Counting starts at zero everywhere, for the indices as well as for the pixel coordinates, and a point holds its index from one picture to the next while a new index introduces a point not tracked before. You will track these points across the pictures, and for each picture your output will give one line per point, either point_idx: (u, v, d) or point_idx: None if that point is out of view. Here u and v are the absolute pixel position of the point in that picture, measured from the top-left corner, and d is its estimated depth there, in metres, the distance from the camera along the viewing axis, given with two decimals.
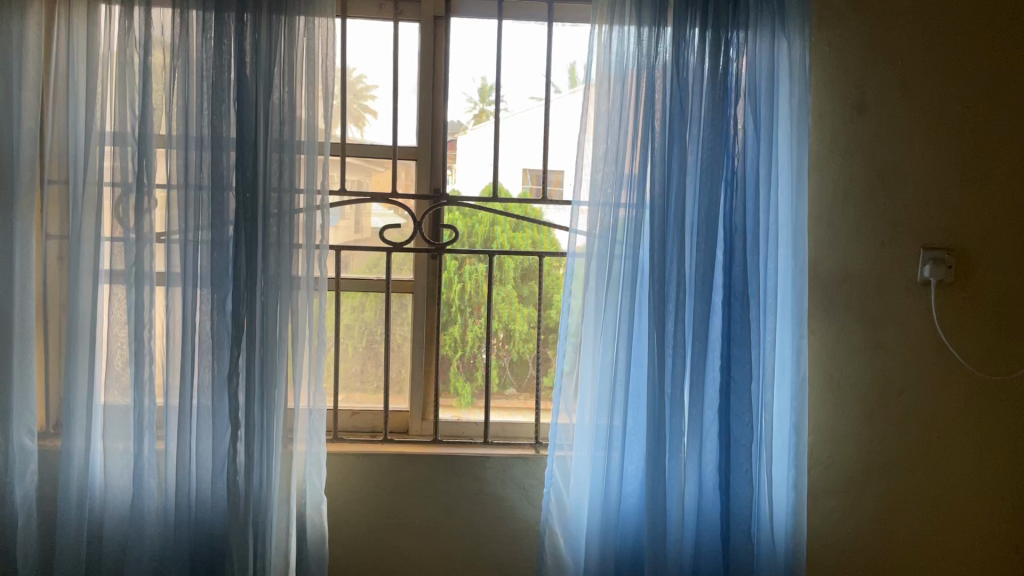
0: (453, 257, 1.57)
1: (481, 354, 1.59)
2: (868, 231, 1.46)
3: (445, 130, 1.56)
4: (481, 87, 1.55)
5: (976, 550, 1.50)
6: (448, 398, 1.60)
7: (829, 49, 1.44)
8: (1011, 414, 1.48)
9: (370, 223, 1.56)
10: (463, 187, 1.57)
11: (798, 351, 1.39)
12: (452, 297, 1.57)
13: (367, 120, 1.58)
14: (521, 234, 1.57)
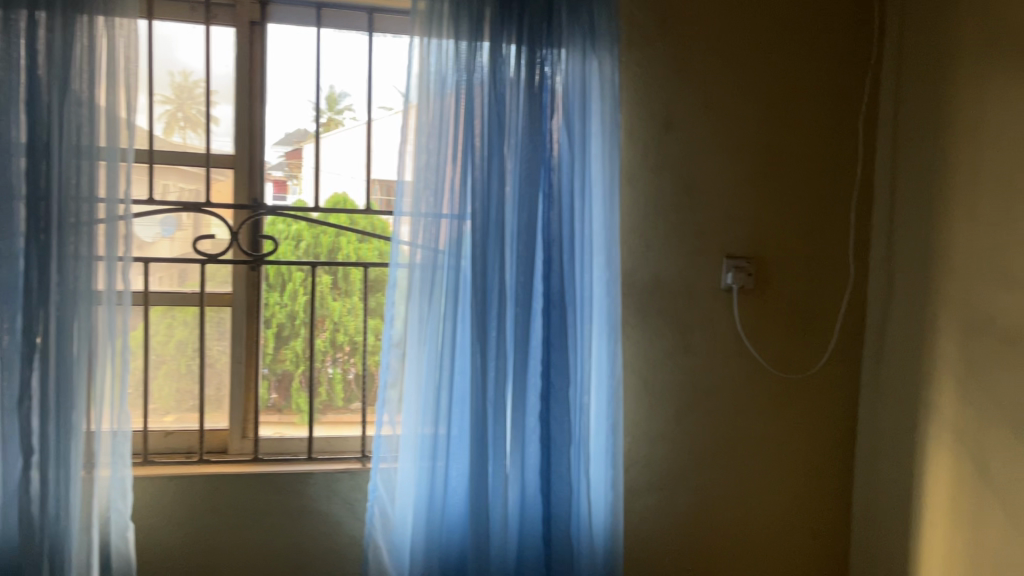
0: (299, 269, 1.53)
1: (326, 369, 1.55)
2: (677, 241, 1.54)
3: (291, 138, 1.53)
4: (329, 95, 1.53)
5: (779, 537, 1.62)
6: (289, 415, 1.56)
7: (639, 69, 1.51)
8: (805, 408, 1.61)
9: (208, 232, 1.50)
10: (308, 197, 1.54)
11: (613, 356, 1.45)
12: (297, 311, 1.54)
13: (208, 127, 1.51)
14: (367, 247, 1.56)
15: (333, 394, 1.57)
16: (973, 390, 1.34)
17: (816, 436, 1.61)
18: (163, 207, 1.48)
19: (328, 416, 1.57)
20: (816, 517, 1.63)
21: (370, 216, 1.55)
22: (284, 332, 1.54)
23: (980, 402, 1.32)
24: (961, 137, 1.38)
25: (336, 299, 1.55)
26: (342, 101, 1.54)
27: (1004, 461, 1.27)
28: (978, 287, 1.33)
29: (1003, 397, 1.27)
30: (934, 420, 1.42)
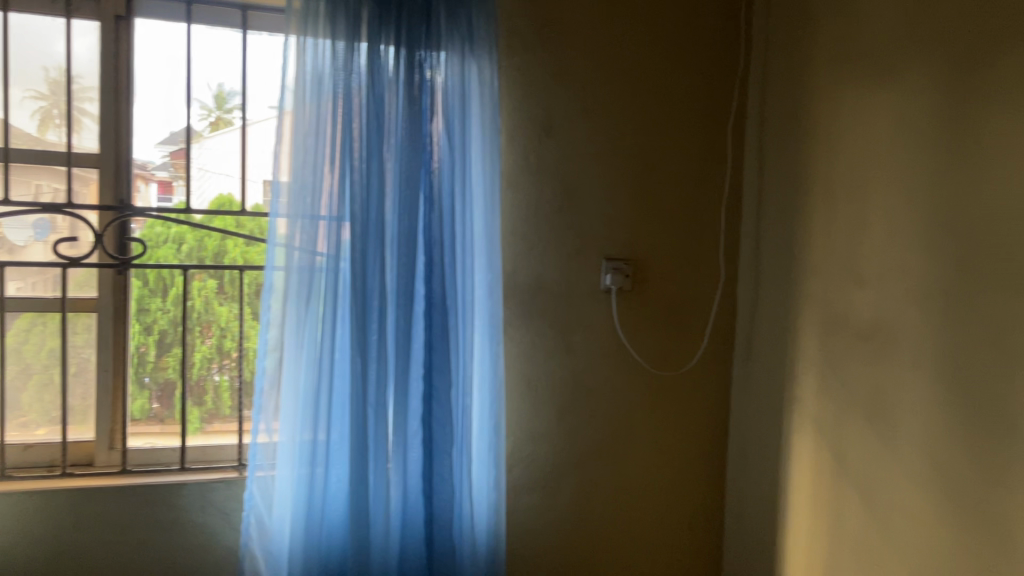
0: (181, 274, 1.49)
1: (211, 376, 1.51)
2: (557, 243, 1.57)
3: (176, 138, 1.48)
4: (218, 94, 1.49)
5: (657, 531, 1.67)
6: (172, 426, 1.51)
7: (519, 74, 1.54)
8: (682, 405, 1.66)
9: (87, 236, 1.44)
10: (193, 199, 1.49)
11: (495, 357, 1.46)
12: (181, 316, 1.49)
13: (84, 124, 1.45)
14: (254, 250, 1.52)
15: (220, 402, 1.52)
16: (832, 382, 1.42)
17: (692, 431, 1.68)
18: (28, 208, 1.41)
19: (214, 425, 1.53)
20: (692, 510, 1.69)
21: (258, 219, 1.52)
22: (166, 338, 1.49)
23: (837, 394, 1.40)
24: (820, 145, 1.46)
25: (222, 304, 1.51)
26: (232, 100, 1.50)
27: (858, 448, 1.35)
28: (836, 285, 1.42)
29: (857, 388, 1.36)
30: (798, 411, 1.50)
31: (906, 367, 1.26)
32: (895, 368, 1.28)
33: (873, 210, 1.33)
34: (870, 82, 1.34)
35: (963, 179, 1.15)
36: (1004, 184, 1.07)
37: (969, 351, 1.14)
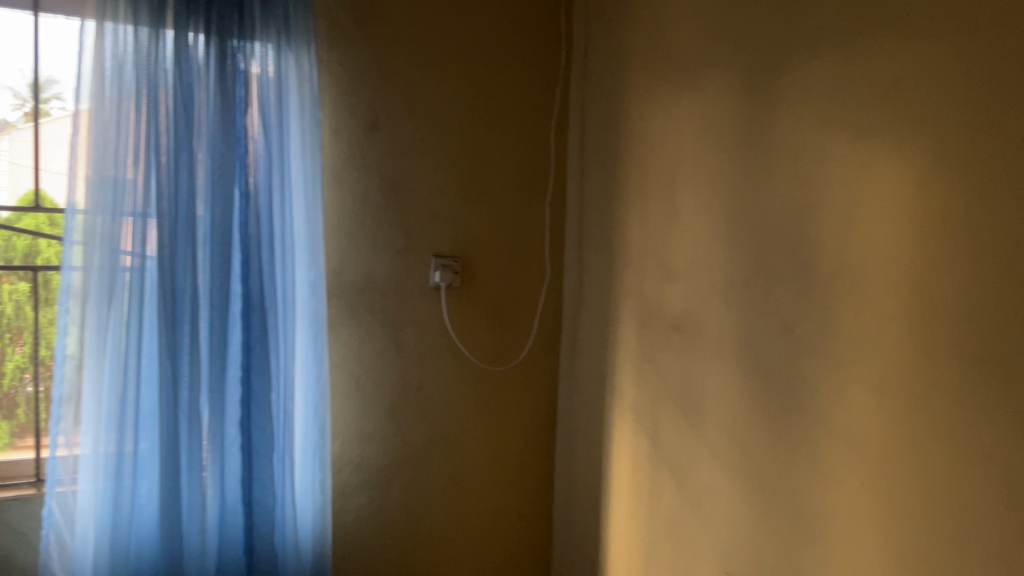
0: None
1: (24, 388, 1.40)
2: (385, 240, 1.55)
3: None
4: (34, 82, 1.39)
5: (489, 523, 1.70)
6: None
7: (342, 69, 1.51)
8: (512, 399, 1.70)
9: None
10: None
11: (319, 358, 1.43)
12: None
13: None
14: None
15: (33, 415, 1.41)
16: (650, 373, 1.49)
17: (523, 424, 1.72)
18: None
19: (27, 440, 1.42)
20: (522, 500, 1.73)
21: None
22: None
23: (654, 383, 1.48)
24: (639, 145, 1.53)
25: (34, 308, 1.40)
26: (46, 87, 1.40)
27: (673, 434, 1.43)
28: (653, 280, 1.49)
29: (672, 377, 1.44)
30: (619, 401, 1.57)
31: (714, 357, 1.34)
32: (704, 356, 1.36)
33: (686, 207, 1.41)
34: (683, 87, 1.42)
35: (765, 179, 1.24)
36: (801, 185, 1.17)
37: (768, 339, 1.23)
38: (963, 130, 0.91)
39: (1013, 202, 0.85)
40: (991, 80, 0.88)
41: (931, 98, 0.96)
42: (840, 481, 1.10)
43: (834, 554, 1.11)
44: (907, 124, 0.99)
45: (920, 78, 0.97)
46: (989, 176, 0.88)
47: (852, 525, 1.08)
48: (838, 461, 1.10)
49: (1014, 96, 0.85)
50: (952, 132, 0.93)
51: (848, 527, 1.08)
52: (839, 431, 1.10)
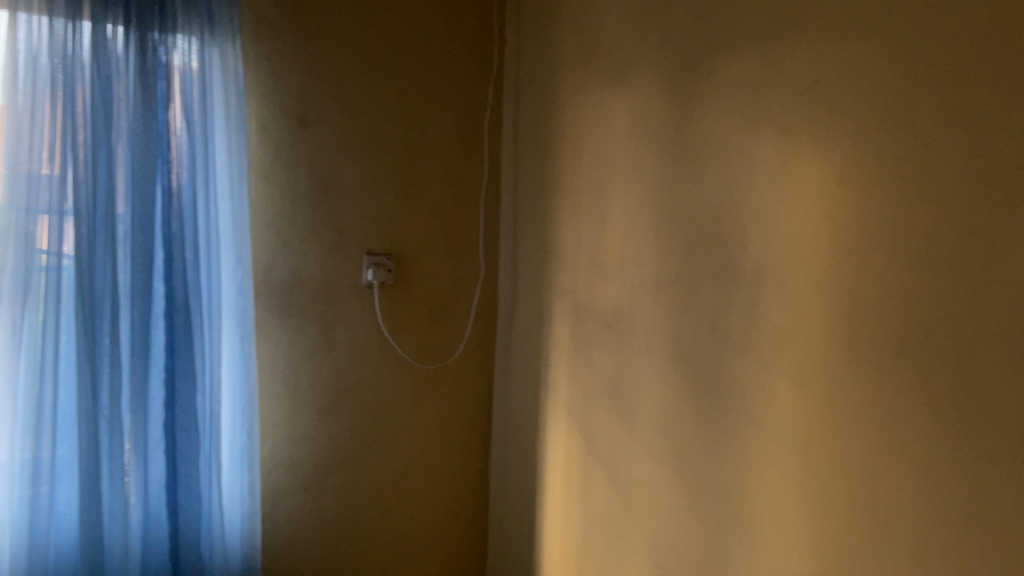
0: None
1: None
2: (315, 237, 1.53)
3: None
4: None
5: (424, 522, 1.70)
6: None
7: (269, 64, 1.48)
8: (447, 398, 1.70)
9: None
10: None
11: (247, 358, 1.40)
12: None
13: None
14: None
15: None
16: (582, 368, 1.51)
17: (458, 422, 1.72)
18: None
19: None
20: (458, 499, 1.73)
21: None
22: None
23: (586, 378, 1.50)
24: (572, 143, 1.54)
25: None
26: None
27: (604, 429, 1.45)
28: (585, 277, 1.50)
29: (603, 372, 1.45)
30: (552, 397, 1.58)
31: (643, 352, 1.36)
32: (635, 352, 1.38)
33: (617, 205, 1.43)
34: (613, 85, 1.44)
35: (692, 176, 1.26)
36: (727, 183, 1.19)
37: (695, 335, 1.25)
38: (879, 131, 0.94)
39: (926, 200, 0.88)
40: (907, 81, 0.90)
41: (848, 98, 0.98)
42: (763, 473, 1.12)
43: (757, 545, 1.13)
44: (826, 123, 1.02)
45: (837, 79, 0.99)
46: (903, 174, 0.91)
47: (775, 515, 1.10)
48: (761, 453, 1.13)
49: (928, 97, 0.88)
50: (867, 131, 0.95)
51: (770, 518, 1.11)
52: (763, 425, 1.12)
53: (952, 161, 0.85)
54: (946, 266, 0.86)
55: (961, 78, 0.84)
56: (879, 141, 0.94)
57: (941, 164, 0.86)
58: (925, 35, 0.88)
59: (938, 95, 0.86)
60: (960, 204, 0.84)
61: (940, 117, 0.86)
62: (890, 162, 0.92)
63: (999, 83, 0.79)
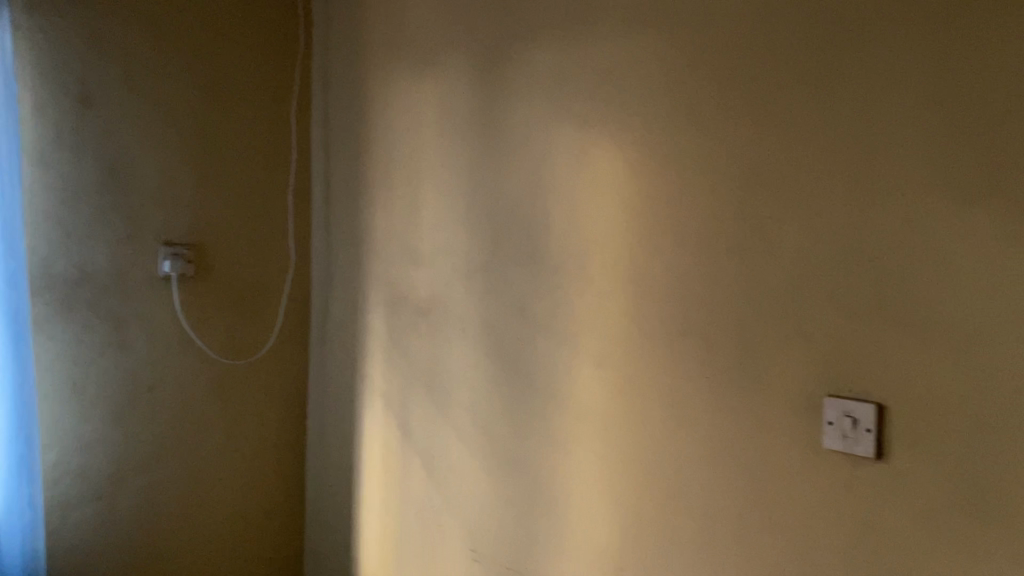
0: None
1: None
2: (101, 227, 1.43)
3: None
4: None
5: (235, 524, 1.65)
6: None
7: (45, 37, 1.35)
8: (254, 394, 1.66)
9: None
10: None
11: (19, 360, 1.29)
12: None
13: None
14: None
15: None
16: (398, 358, 1.49)
17: (267, 418, 1.69)
18: None
19: None
20: (271, 499, 1.70)
21: None
22: None
23: (403, 368, 1.48)
24: (384, 132, 1.52)
25: None
26: None
27: (421, 419, 1.44)
28: (398, 265, 1.49)
29: (420, 363, 1.44)
30: (370, 388, 1.56)
31: (457, 341, 1.36)
32: (447, 340, 1.38)
33: (427, 194, 1.42)
34: (420, 72, 1.44)
35: (497, 166, 1.30)
36: (529, 173, 1.25)
37: (503, 320, 1.29)
38: (676, 133, 1.07)
39: (717, 201, 1.03)
40: (707, 89, 1.04)
41: (649, 101, 1.10)
42: (573, 452, 1.19)
43: (569, 524, 1.20)
44: (627, 122, 1.13)
45: (639, 83, 1.11)
46: (697, 174, 1.05)
47: (588, 493, 1.18)
48: (572, 435, 1.19)
49: (725, 109, 1.02)
50: (668, 133, 1.08)
51: (579, 495, 1.19)
52: (576, 406, 1.19)
53: (745, 164, 1.00)
54: (735, 256, 1.02)
55: (753, 92, 0.99)
56: (676, 143, 1.07)
57: (732, 167, 1.02)
58: (724, 50, 1.02)
59: (735, 104, 1.01)
60: (750, 201, 1.00)
61: (722, 123, 1.02)
62: (687, 162, 1.06)
63: (789, 100, 0.96)
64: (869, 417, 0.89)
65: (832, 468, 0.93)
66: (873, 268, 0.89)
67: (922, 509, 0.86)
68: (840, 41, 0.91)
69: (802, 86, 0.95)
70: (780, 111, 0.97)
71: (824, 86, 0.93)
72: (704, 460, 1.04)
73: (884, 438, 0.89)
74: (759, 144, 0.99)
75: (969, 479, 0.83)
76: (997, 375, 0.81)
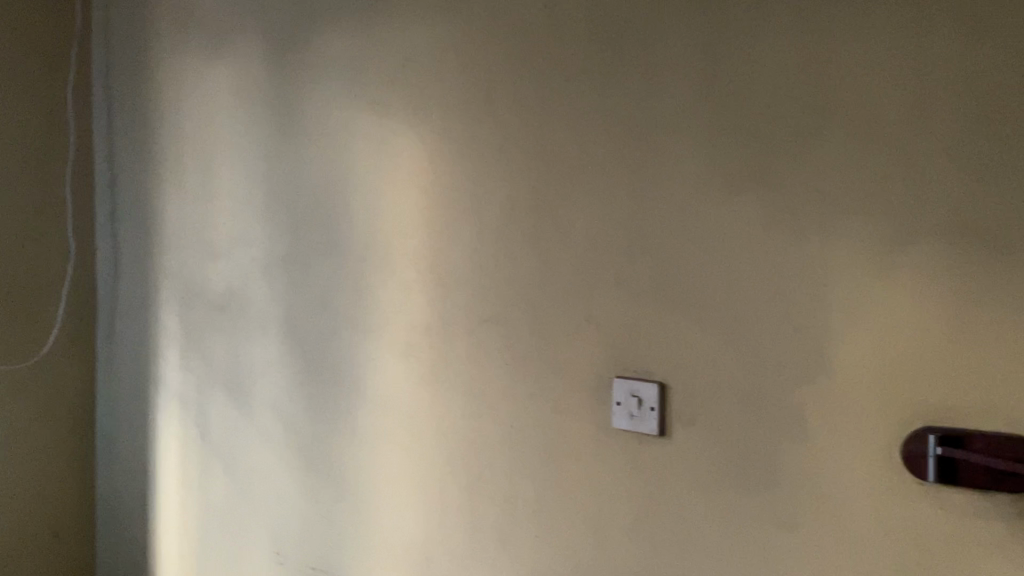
0: None
1: None
2: None
3: None
4: None
5: (17, 545, 1.52)
6: None
7: None
8: (37, 402, 1.53)
9: None
10: None
11: None
12: None
13: None
14: None
15: None
16: (194, 356, 1.41)
17: (53, 428, 1.56)
18: None
19: None
20: (59, 515, 1.58)
21: None
22: None
23: (200, 367, 1.40)
24: (175, 116, 1.43)
25: None
26: None
27: (221, 421, 1.36)
28: (192, 257, 1.40)
29: (218, 363, 1.36)
30: (165, 391, 1.46)
31: (257, 337, 1.31)
32: (246, 336, 1.32)
33: (222, 184, 1.35)
34: (210, 54, 1.37)
35: (296, 154, 1.25)
36: (327, 161, 1.22)
37: (305, 314, 1.25)
38: (472, 122, 1.07)
39: (511, 190, 1.04)
40: (501, 78, 1.04)
41: (446, 90, 1.09)
42: (377, 447, 1.17)
43: (374, 520, 1.18)
44: (424, 110, 1.12)
45: (436, 71, 1.10)
46: (492, 163, 1.06)
47: (392, 487, 1.16)
48: (376, 430, 1.17)
49: (517, 99, 1.03)
50: (464, 122, 1.08)
51: (385, 490, 1.17)
52: (380, 400, 1.17)
53: (537, 154, 1.02)
54: (529, 244, 1.03)
55: (543, 83, 1.01)
56: (473, 132, 1.07)
57: (526, 157, 1.03)
58: (516, 41, 1.03)
59: (527, 95, 1.02)
60: (542, 191, 1.02)
61: (516, 113, 1.03)
62: (483, 151, 1.06)
63: (576, 92, 0.98)
64: (652, 396, 0.93)
65: (621, 447, 0.96)
66: (656, 254, 0.93)
67: (700, 482, 0.91)
68: (620, 36, 0.95)
69: (587, 78, 0.97)
70: (569, 102, 0.99)
71: (608, 78, 0.96)
72: (504, 447, 1.05)
73: (666, 415, 0.93)
74: (550, 133, 1.01)
75: (741, 450, 0.88)
76: (762, 353, 0.86)
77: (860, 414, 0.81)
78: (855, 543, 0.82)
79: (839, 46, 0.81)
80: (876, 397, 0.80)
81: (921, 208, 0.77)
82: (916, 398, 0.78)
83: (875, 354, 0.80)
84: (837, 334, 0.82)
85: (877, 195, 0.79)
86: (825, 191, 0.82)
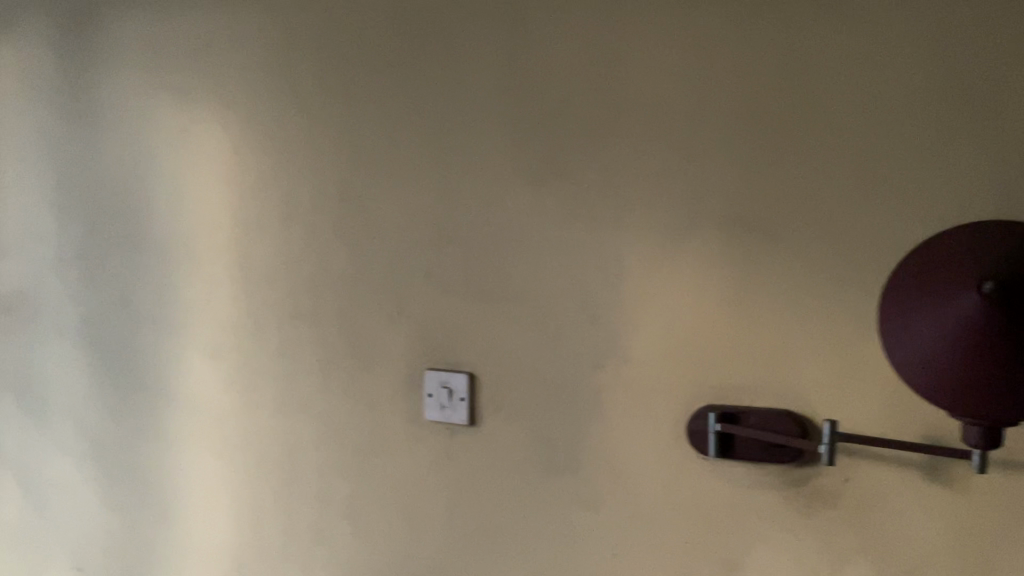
0: None
1: None
2: None
3: None
4: None
5: None
6: None
7: None
8: None
9: None
10: None
11: None
12: None
13: None
14: None
15: None
16: None
17: None
18: None
19: None
20: None
21: None
22: None
23: None
24: None
25: None
26: None
27: (12, 431, 1.26)
28: None
29: (6, 368, 1.26)
30: None
31: (50, 339, 1.22)
32: (38, 338, 1.23)
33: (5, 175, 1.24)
34: None
35: (89, 143, 1.17)
36: (123, 150, 1.15)
37: (103, 315, 1.17)
38: (275, 112, 1.04)
39: (317, 182, 1.02)
40: (306, 67, 1.01)
41: (249, 78, 1.05)
42: (185, 451, 1.12)
43: (185, 525, 1.13)
44: (228, 101, 1.07)
45: (237, 59, 1.06)
46: (299, 155, 1.03)
47: (203, 490, 1.12)
48: (183, 433, 1.12)
49: (320, 89, 1.01)
50: (268, 112, 1.04)
51: (195, 493, 1.12)
52: (187, 401, 1.11)
53: (342, 145, 1.00)
54: (338, 237, 1.01)
55: (346, 73, 0.99)
56: (277, 122, 1.04)
57: (332, 149, 1.01)
58: (318, 29, 1.00)
59: (333, 85, 1.00)
60: (349, 183, 1.00)
61: (320, 103, 1.01)
62: (290, 142, 1.03)
63: (379, 83, 0.97)
64: (461, 386, 0.94)
65: (432, 438, 0.97)
66: (461, 246, 0.94)
67: (508, 469, 0.93)
68: (420, 27, 0.94)
69: (390, 69, 0.96)
70: (373, 93, 0.98)
71: (412, 69, 0.95)
72: (317, 444, 1.03)
73: (475, 405, 0.94)
74: (356, 124, 0.99)
75: (546, 436, 0.90)
76: (563, 340, 0.89)
77: (652, 397, 0.85)
78: (649, 518, 0.86)
79: (624, 43, 0.84)
80: (665, 379, 0.84)
81: (699, 199, 0.81)
82: (699, 379, 0.83)
83: (664, 339, 0.84)
84: (630, 321, 0.86)
85: (661, 189, 0.83)
86: (616, 184, 0.85)
